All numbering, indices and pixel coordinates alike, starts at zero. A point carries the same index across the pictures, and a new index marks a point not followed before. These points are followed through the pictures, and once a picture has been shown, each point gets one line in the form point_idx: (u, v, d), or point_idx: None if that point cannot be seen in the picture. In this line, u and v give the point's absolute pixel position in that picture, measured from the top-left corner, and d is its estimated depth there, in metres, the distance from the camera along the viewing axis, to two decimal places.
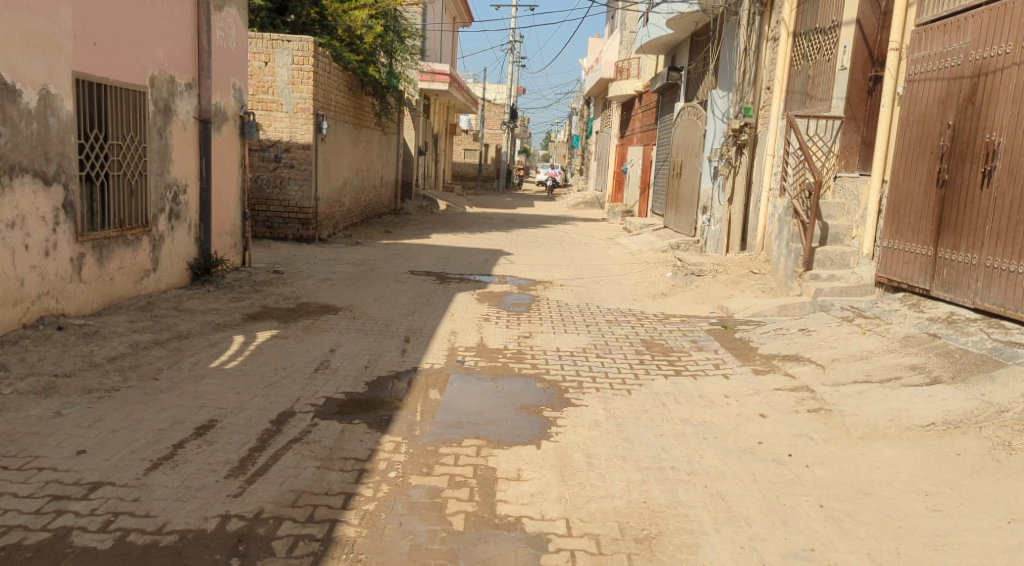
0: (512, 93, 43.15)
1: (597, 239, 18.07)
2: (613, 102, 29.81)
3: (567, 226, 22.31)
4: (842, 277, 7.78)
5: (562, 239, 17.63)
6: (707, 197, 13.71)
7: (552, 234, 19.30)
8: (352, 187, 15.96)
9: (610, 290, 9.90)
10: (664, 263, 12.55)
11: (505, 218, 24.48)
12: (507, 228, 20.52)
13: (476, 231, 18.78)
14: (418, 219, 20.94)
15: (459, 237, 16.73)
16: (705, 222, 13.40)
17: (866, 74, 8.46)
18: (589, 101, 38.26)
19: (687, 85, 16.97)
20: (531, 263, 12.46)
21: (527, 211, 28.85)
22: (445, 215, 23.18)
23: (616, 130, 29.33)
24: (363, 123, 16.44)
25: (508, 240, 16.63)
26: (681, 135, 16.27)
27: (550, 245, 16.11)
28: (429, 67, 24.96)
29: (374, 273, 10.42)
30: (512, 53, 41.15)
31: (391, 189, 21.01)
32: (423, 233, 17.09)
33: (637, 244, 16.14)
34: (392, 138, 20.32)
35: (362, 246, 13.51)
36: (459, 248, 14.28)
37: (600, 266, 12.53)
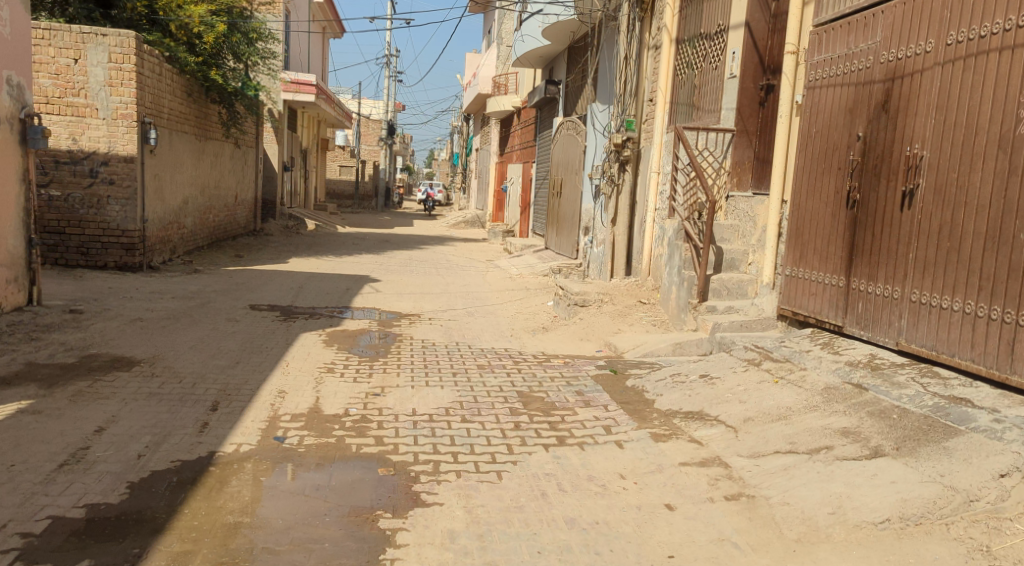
0: (389, 109, 41.73)
1: (476, 261, 16.91)
2: (491, 118, 28.79)
3: (445, 247, 21.04)
4: (741, 309, 6.81)
5: (437, 263, 16.34)
6: (590, 217, 12.72)
7: (428, 256, 18.00)
8: (194, 205, 14.29)
9: (483, 324, 8.72)
10: (544, 290, 11.46)
11: (379, 238, 23.03)
12: (380, 250, 19.08)
13: (343, 253, 17.24)
14: (280, 241, 19.21)
15: (323, 261, 15.19)
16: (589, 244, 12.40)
17: (757, 82, 7.51)
18: (469, 118, 37.36)
19: (565, 100, 16.06)
20: (399, 293, 11.13)
21: (404, 231, 27.44)
22: (312, 236, 21.52)
23: (495, 147, 28.37)
24: (206, 134, 14.79)
25: (378, 264, 15.22)
26: (561, 151, 15.33)
27: (423, 269, 14.78)
28: (294, 76, 23.26)
29: (206, 310, 8.83)
30: (388, 67, 39.70)
31: (249, 207, 19.28)
32: (282, 257, 15.45)
33: (517, 266, 15.06)
34: (248, 151, 18.58)
35: (204, 275, 11.84)
36: (319, 276, 12.77)
37: (476, 294, 11.33)
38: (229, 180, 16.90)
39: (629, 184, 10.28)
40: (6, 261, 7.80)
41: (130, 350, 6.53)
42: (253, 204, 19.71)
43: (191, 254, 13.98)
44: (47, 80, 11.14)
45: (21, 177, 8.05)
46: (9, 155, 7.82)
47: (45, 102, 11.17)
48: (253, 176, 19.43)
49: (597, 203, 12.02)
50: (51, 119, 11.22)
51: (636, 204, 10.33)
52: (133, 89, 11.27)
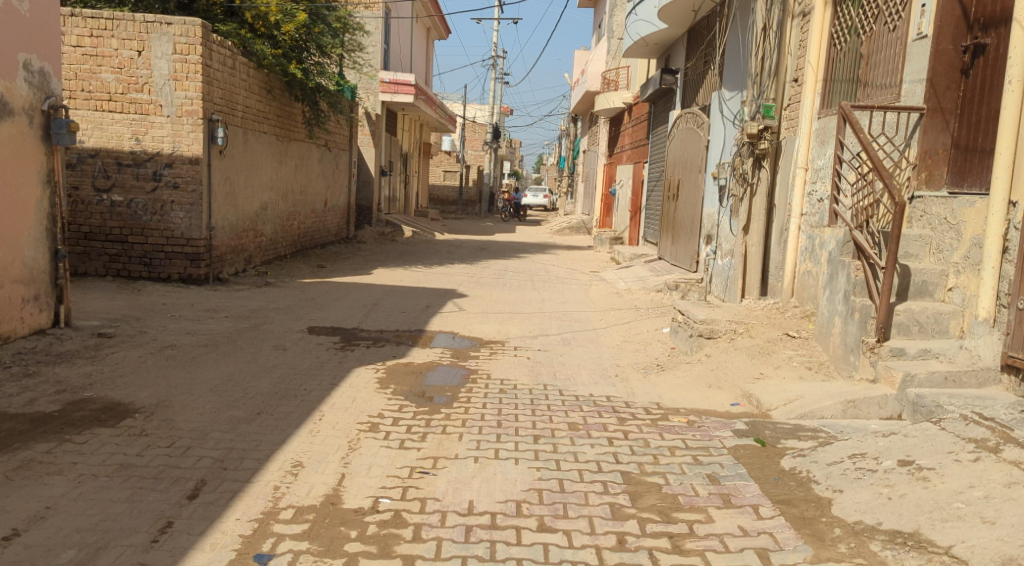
0: (495, 111, 40.58)
1: (579, 273, 15.26)
2: (600, 117, 27.06)
3: (546, 257, 19.45)
4: (942, 353, 4.89)
5: (536, 274, 14.76)
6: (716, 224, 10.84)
7: (526, 267, 16.45)
8: (274, 210, 13.20)
9: (581, 358, 7.05)
10: (656, 311, 9.67)
11: (477, 247, 21.69)
12: (475, 259, 17.66)
13: (434, 263, 15.90)
14: (371, 249, 18.07)
15: (411, 273, 13.86)
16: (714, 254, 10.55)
17: (958, 43, 5.46)
18: (576, 119, 35.80)
19: (684, 93, 14.19)
20: (488, 312, 9.60)
21: (505, 238, 26.04)
22: (406, 244, 20.36)
23: (603, 148, 26.67)
24: (288, 134, 13.66)
25: (470, 277, 13.74)
26: (678, 149, 13.47)
27: (518, 283, 13.22)
28: (393, 76, 22.18)
29: (256, 334, 7.51)
30: (494, 69, 38.55)
31: (340, 213, 18.19)
32: (368, 268, 14.22)
33: (625, 279, 13.31)
34: (339, 153, 17.45)
35: (273, 289, 10.64)
36: (402, 290, 11.42)
37: (576, 314, 9.67)
38: (317, 183, 15.81)
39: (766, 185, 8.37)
40: (21, 277, 6.59)
41: (130, 394, 5.16)
42: (345, 209, 18.61)
43: (270, 263, 12.87)
44: (109, 74, 10.05)
45: (43, 178, 6.85)
46: (26, 151, 6.64)
47: (107, 99, 10.09)
48: (345, 181, 18.33)
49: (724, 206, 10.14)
50: (113, 117, 10.11)
51: (774, 208, 8.42)
52: (199, 84, 10.11)
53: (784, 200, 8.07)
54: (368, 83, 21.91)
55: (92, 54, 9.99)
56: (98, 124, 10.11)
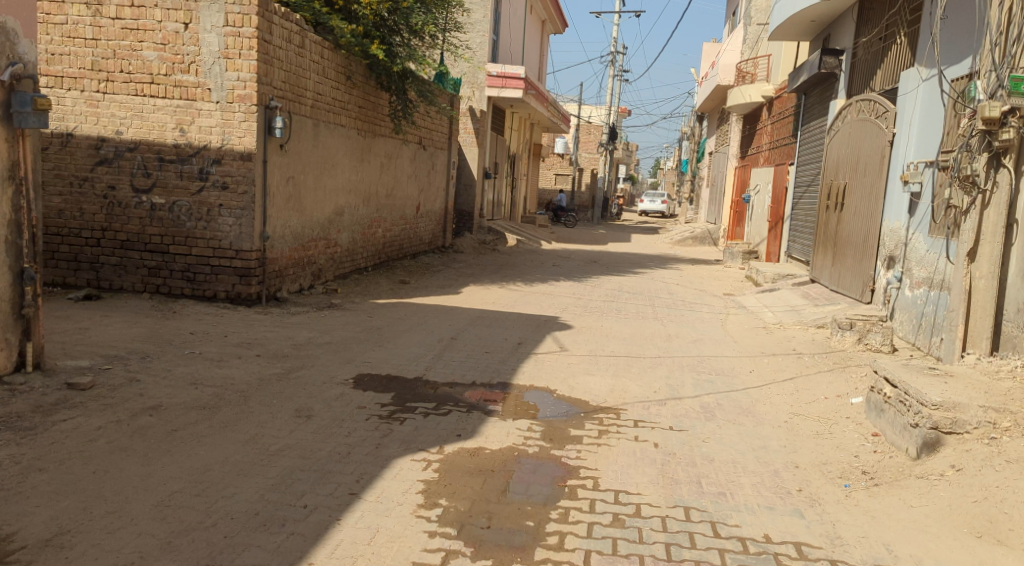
0: (613, 112, 38.32)
1: (709, 295, 12.85)
2: (732, 114, 24.62)
3: (667, 273, 17.06)
4: None
5: (657, 297, 12.45)
6: (916, 249, 8.77)
7: (645, 287, 14.14)
8: (352, 216, 11.43)
9: (739, 450, 4.79)
10: (824, 367, 7.21)
11: (589, 258, 19.51)
12: (586, 275, 15.47)
13: (538, 280, 13.83)
14: (468, 262, 16.18)
15: (510, 294, 11.87)
16: (922, 290, 8.45)
17: None
18: (704, 119, 33.13)
19: (866, 68, 11.88)
20: (600, 358, 7.41)
21: (619, 249, 23.72)
22: (510, 256, 18.41)
23: (733, 148, 24.46)
24: (372, 129, 11.81)
25: (578, 300, 11.58)
26: (848, 146, 11.04)
27: (635, 310, 10.96)
28: (500, 68, 20.13)
29: (284, 385, 5.56)
30: (613, 66, 36.30)
31: (433, 219, 16.41)
32: (461, 285, 12.30)
33: (770, 309, 10.86)
34: (432, 153, 15.67)
35: (340, 313, 8.80)
36: (497, 319, 9.41)
37: (718, 363, 7.35)
38: (405, 185, 14.00)
39: (1007, 192, 6.31)
40: None
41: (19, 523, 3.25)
42: (438, 216, 16.83)
43: (341, 279, 11.07)
44: (151, 52, 8.29)
45: (3, 172, 5.10)
46: None
47: (149, 82, 8.32)
48: (438, 184, 16.58)
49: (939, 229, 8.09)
50: (154, 104, 8.35)
51: (1015, 224, 6.34)
52: (254, 63, 8.23)
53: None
54: (474, 75, 20.11)
55: (132, 27, 8.25)
56: (138, 111, 8.36)
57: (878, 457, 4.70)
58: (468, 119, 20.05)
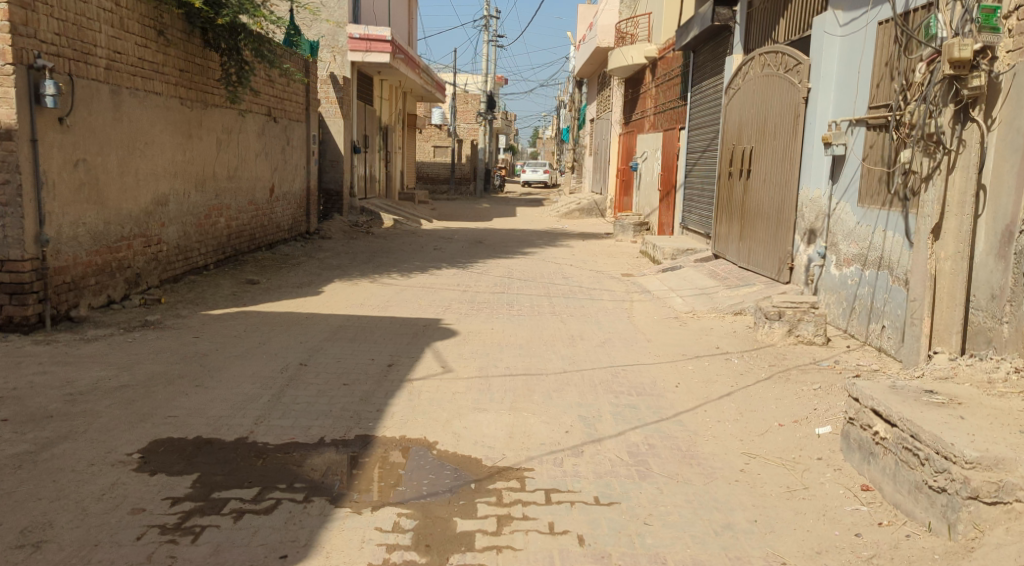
0: (490, 80, 36.77)
1: (607, 280, 11.55)
2: (613, 78, 23.48)
3: (558, 251, 15.71)
4: None
5: (550, 285, 11.02)
6: (843, 221, 7.59)
7: (536, 271, 12.71)
8: (179, 203, 9.39)
9: (694, 537, 3.38)
10: (763, 374, 5.93)
11: (472, 238, 17.97)
12: (470, 258, 13.91)
13: (415, 269, 12.18)
14: (337, 251, 14.30)
15: (382, 290, 10.17)
16: (853, 268, 7.26)
17: None
18: (583, 84, 32.06)
19: (767, 17, 10.71)
20: (492, 381, 5.87)
21: (504, 224, 22.25)
22: (384, 240, 16.64)
23: (617, 114, 23.38)
24: (201, 97, 9.80)
25: (462, 293, 10.02)
26: (755, 104, 9.83)
27: (527, 303, 9.49)
28: (363, 29, 18.35)
29: (21, 477, 3.74)
30: (486, 30, 34.71)
31: (292, 201, 14.39)
32: (325, 282, 10.49)
33: (677, 293, 9.62)
34: (285, 126, 13.65)
35: (157, 334, 6.91)
36: (364, 326, 7.72)
37: (636, 378, 5.97)
38: (252, 163, 11.96)
39: (976, 152, 5.06)
40: None
41: None
42: (298, 198, 14.81)
43: (166, 284, 9.04)
44: None
45: None
46: None
47: None
48: (296, 162, 14.56)
49: (879, 198, 6.89)
50: None
51: (982, 191, 5.08)
52: (6, 7, 6.20)
53: (1016, 179, 4.77)
54: (334, 38, 18.26)
55: None
56: None
57: (886, 536, 3.36)
58: (330, 87, 17.92)
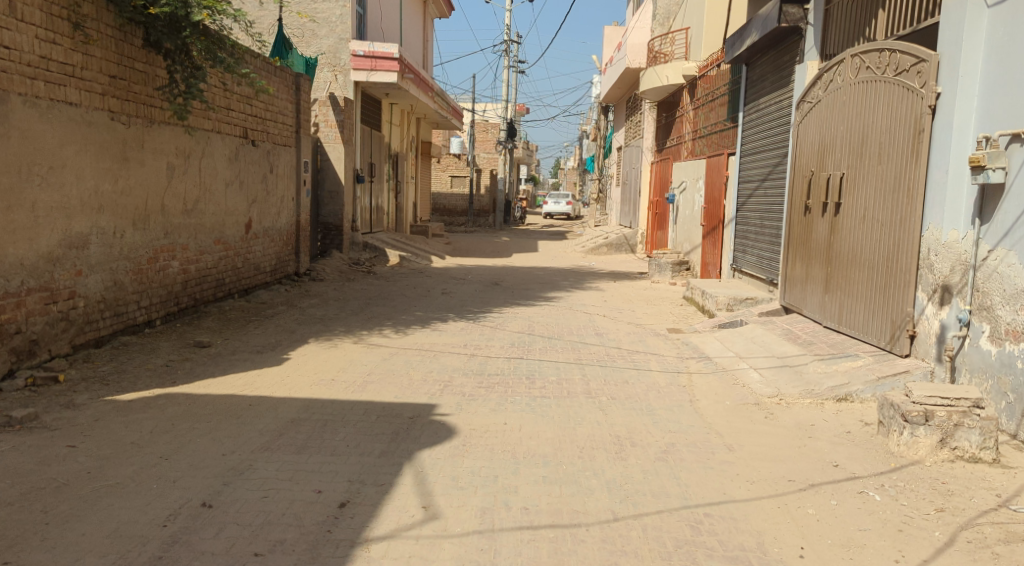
0: (511, 107, 34.90)
1: (652, 340, 9.35)
2: (645, 101, 21.44)
3: (587, 296, 13.53)
4: None
5: (581, 346, 8.84)
6: (1006, 276, 5.47)
7: (563, 324, 10.53)
8: (108, 246, 7.30)
9: None
10: (938, 538, 3.75)
11: (488, 278, 15.84)
12: (484, 306, 11.78)
13: (416, 323, 10.04)
14: (328, 298, 12.24)
15: (369, 355, 8.06)
16: None
17: None
18: (611, 111, 30.06)
19: (856, 13, 8.57)
20: (497, 539, 3.71)
21: (525, 261, 20.14)
22: (388, 282, 14.56)
23: (650, 140, 21.27)
24: (142, 111, 7.74)
25: (470, 360, 7.84)
26: (850, 120, 7.74)
27: (554, 375, 7.30)
28: (369, 46, 16.43)
29: None
30: (508, 55, 32.97)
31: (277, 238, 12.35)
32: (300, 344, 8.40)
33: (750, 365, 7.41)
34: (268, 150, 11.65)
35: (20, 439, 4.79)
36: (326, 417, 5.61)
37: (733, 540, 3.76)
38: (222, 193, 9.91)
39: None
40: None
41: None
42: (285, 234, 12.77)
43: (81, 350, 6.89)
44: None
45: None
46: None
47: None
48: (283, 193, 12.55)
49: None
50: None
51: None
52: None
53: None
54: (336, 56, 16.47)
55: None
56: None
57: None
58: (330, 109, 15.95)
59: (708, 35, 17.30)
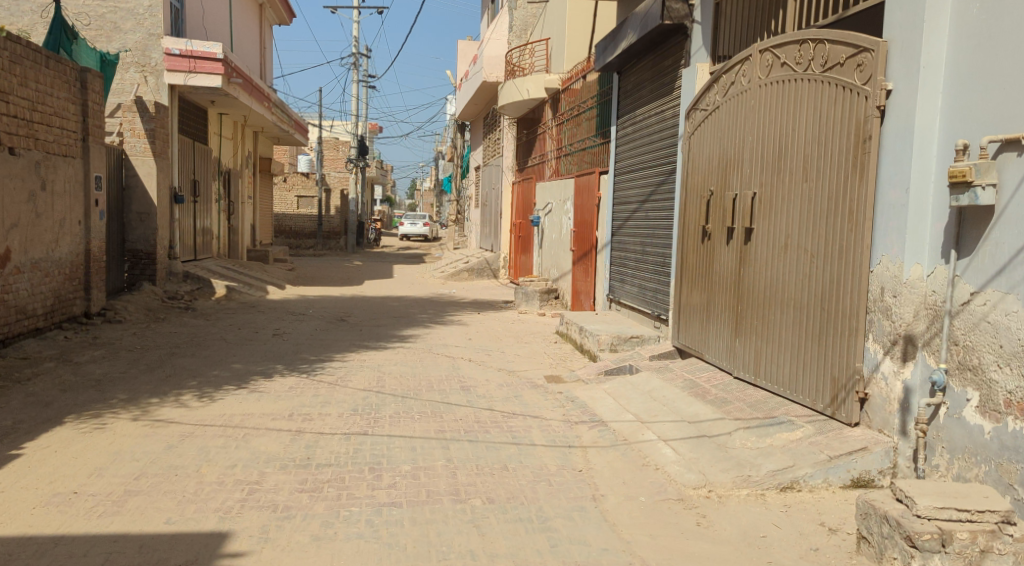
0: (362, 123, 32.81)
1: (526, 396, 7.72)
2: (503, 116, 20.02)
3: (447, 333, 11.79)
4: None
5: (443, 410, 7.07)
6: (1001, 326, 4.17)
7: (421, 373, 8.73)
8: None
9: None
10: None
11: (333, 313, 13.81)
12: (323, 352, 9.80)
13: (231, 386, 7.97)
14: (127, 350, 9.87)
15: (154, 445, 5.96)
16: None
17: None
18: (467, 127, 28.62)
19: (754, 5, 7.30)
20: None
21: (377, 289, 18.17)
22: (210, 322, 12.27)
23: (510, 158, 19.85)
24: None
25: (295, 448, 5.89)
26: (760, 129, 6.36)
27: (406, 464, 5.50)
28: (186, 44, 14.08)
29: None
30: (358, 68, 30.98)
31: (54, 271, 10.71)
32: (60, 432, 6.19)
33: (655, 437, 5.87)
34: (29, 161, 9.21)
35: None
36: None
37: None
38: None
39: None
40: None
41: None
42: (67, 265, 11.08)
43: None
44: None
45: None
46: None
47: None
48: (61, 216, 10.87)
49: None
50: None
51: None
52: None
53: None
54: (145, 54, 14.08)
55: None
56: None
57: None
58: (136, 115, 13.44)
59: (570, 45, 16.04)
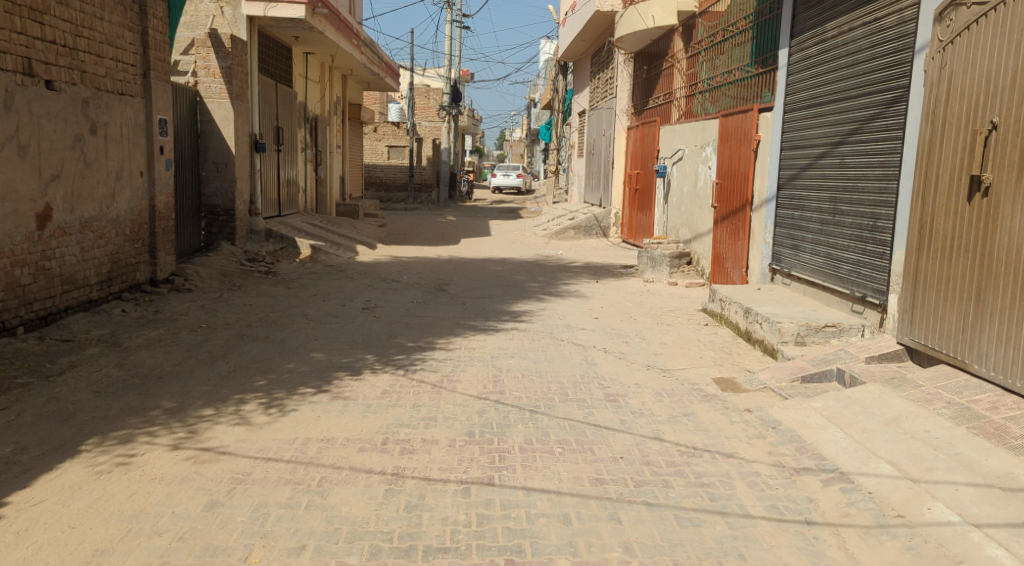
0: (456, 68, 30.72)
1: (700, 413, 5.59)
2: (618, 52, 17.59)
3: (566, 308, 9.73)
4: None
5: (593, 441, 5.01)
6: None
7: (549, 372, 6.69)
8: None
9: None
10: None
11: (427, 279, 11.94)
12: (420, 336, 7.89)
13: (306, 389, 6.11)
14: (189, 329, 8.16)
15: (192, 500, 4.11)
16: None
17: None
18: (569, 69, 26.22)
19: None
20: None
21: (476, 249, 16.24)
22: (289, 291, 10.54)
23: (624, 98, 17.47)
24: None
25: (390, 514, 3.96)
26: None
27: (564, 562, 3.50)
28: None
29: None
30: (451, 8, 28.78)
31: (111, 232, 9.09)
32: (70, 472, 4.39)
33: (959, 517, 3.67)
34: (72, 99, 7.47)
35: None
36: None
37: None
38: None
39: None
40: None
41: None
42: (127, 225, 9.44)
43: None
44: None
45: None
46: None
47: None
48: (118, 165, 9.20)
49: None
50: None
51: None
52: None
53: None
54: None
55: None
56: None
57: None
58: (212, 51, 11.76)
59: None
